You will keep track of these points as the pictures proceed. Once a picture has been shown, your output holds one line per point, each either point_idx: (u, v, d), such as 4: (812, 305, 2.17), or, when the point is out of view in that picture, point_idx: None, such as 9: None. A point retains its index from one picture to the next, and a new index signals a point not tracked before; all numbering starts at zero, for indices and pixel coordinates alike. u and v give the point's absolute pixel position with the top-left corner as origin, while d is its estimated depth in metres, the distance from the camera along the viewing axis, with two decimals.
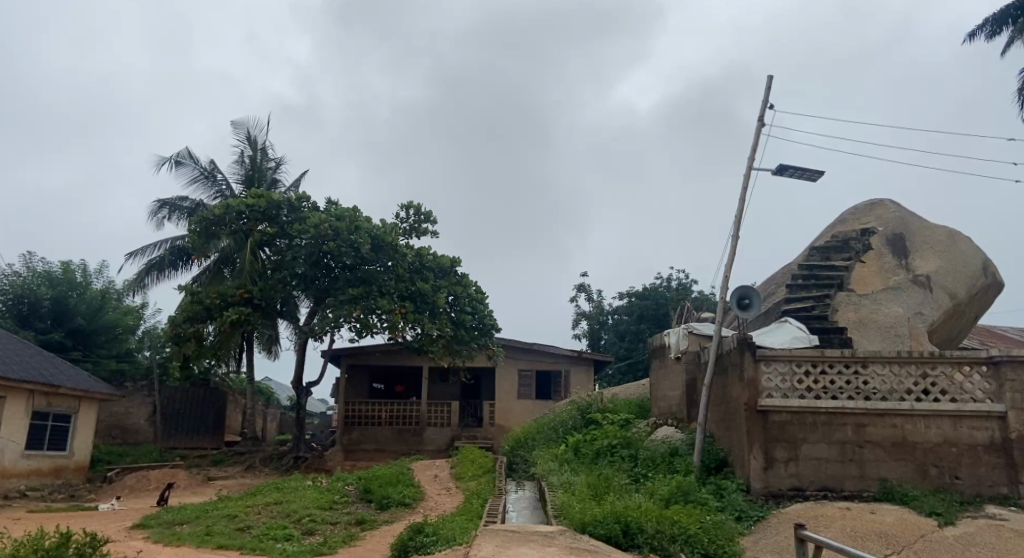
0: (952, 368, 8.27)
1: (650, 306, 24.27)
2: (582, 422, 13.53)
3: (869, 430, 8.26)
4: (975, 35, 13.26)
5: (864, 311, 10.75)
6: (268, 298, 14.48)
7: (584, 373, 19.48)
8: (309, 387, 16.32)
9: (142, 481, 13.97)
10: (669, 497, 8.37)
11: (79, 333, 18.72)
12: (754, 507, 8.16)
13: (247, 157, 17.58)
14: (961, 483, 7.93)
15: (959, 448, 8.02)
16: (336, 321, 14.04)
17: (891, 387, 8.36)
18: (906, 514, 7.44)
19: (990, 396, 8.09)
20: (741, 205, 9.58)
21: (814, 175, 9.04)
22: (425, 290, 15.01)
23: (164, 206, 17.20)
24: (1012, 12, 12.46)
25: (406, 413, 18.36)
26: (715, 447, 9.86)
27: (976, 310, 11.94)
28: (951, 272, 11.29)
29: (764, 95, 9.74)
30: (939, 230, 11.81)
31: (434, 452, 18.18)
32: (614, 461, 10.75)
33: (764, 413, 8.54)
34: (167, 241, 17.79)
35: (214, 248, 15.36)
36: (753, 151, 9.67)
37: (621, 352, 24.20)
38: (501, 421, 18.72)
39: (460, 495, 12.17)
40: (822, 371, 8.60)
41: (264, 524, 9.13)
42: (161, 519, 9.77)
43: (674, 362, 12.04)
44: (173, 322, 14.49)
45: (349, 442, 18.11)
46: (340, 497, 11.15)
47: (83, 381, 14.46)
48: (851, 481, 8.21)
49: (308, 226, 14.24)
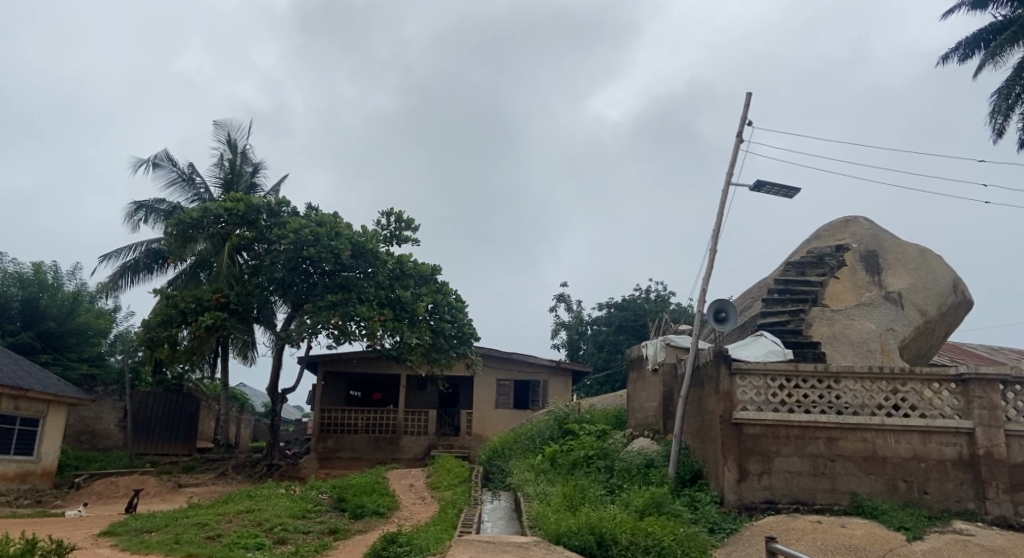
0: (923, 384, 8.41)
1: (629, 317, 24.46)
2: (559, 432, 13.49)
3: (841, 445, 8.36)
4: (947, 58, 13.50)
5: (837, 326, 10.87)
6: (244, 303, 14.24)
7: (563, 383, 19.52)
8: (285, 394, 16.10)
9: (111, 487, 13.75)
10: (642, 510, 8.39)
11: (49, 335, 18.39)
12: (726, 519, 8.25)
13: (226, 160, 17.43)
14: (929, 498, 8.06)
15: (928, 464, 8.15)
16: (313, 327, 13.91)
17: (863, 401, 8.49)
18: (875, 528, 7.54)
19: (958, 413, 8.25)
20: (719, 220, 9.68)
21: (790, 192, 9.20)
22: (405, 297, 14.89)
23: (140, 208, 16.96)
24: (984, 36, 12.71)
25: (382, 421, 18.26)
26: (690, 459, 9.96)
27: (947, 327, 12.15)
28: (922, 289, 11.46)
29: (743, 112, 9.89)
30: (911, 248, 11.98)
31: (410, 460, 18.02)
32: (590, 472, 10.78)
33: (738, 426, 8.63)
34: (142, 244, 17.51)
35: (190, 253, 15.17)
36: (732, 166, 9.79)
37: (599, 362, 24.30)
38: (478, 430, 18.64)
39: (434, 504, 12.12)
40: (796, 385, 8.70)
41: (235, 532, 9.02)
42: (128, 527, 9.61)
43: (651, 373, 12.12)
44: (146, 325, 14.31)
45: (323, 450, 17.90)
46: (313, 506, 11.05)
47: (53, 385, 14.17)
48: (823, 494, 8.30)
49: (288, 231, 14.06)
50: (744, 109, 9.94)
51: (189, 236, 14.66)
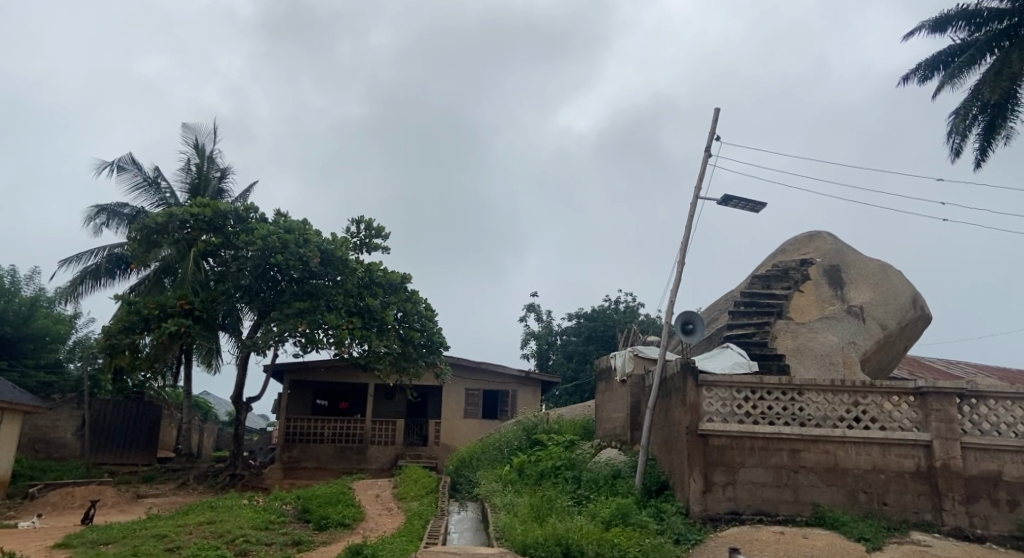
0: (882, 397, 8.56)
1: (598, 328, 24.60)
2: (527, 442, 13.47)
3: (804, 456, 8.47)
4: (907, 79, 13.80)
5: (801, 339, 11.04)
6: (209, 309, 13.98)
7: (532, 392, 19.55)
8: (250, 402, 15.81)
9: (67, 498, 13.36)
10: (608, 521, 8.40)
11: (5, 340, 17.96)
12: (692, 530, 8.26)
13: (193, 165, 17.17)
14: (889, 510, 8.20)
15: (887, 475, 8.30)
16: (280, 335, 13.70)
17: (825, 413, 8.61)
18: (836, 539, 7.64)
19: (917, 426, 8.41)
20: (687, 233, 9.79)
21: (756, 207, 9.34)
22: (373, 305, 14.76)
23: (102, 211, 16.61)
24: (943, 58, 13.05)
25: (348, 431, 18.07)
26: (656, 470, 10.02)
27: (907, 341, 12.38)
28: (882, 304, 11.68)
29: (711, 127, 10.03)
30: (873, 263, 12.23)
31: (376, 470, 17.84)
32: (558, 482, 10.79)
33: (704, 437, 8.70)
34: (104, 249, 17.14)
35: (154, 258, 14.88)
36: (700, 180, 9.91)
37: (568, 372, 24.36)
38: (446, 440, 18.54)
39: (400, 515, 12.00)
40: (761, 397, 8.81)
41: (195, 544, 8.85)
42: (84, 539, 9.35)
43: (619, 384, 12.20)
44: (106, 331, 13.96)
45: (288, 460, 17.66)
46: (277, 517, 10.88)
47: (8, 392, 13.78)
48: (786, 505, 8.40)
49: (255, 237, 13.85)
50: (712, 124, 10.08)
51: (153, 242, 14.44)
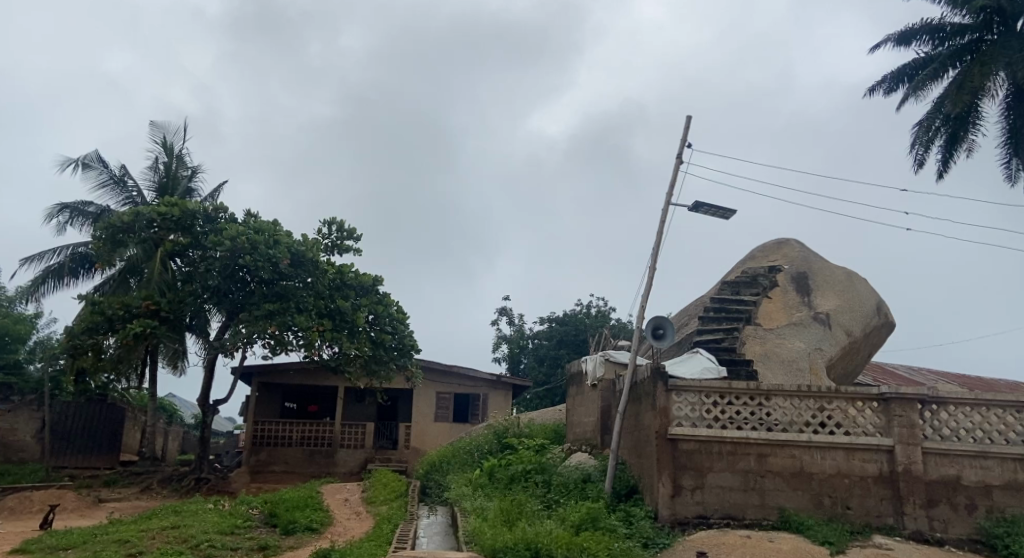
0: (847, 403, 8.67)
1: (570, 332, 24.70)
2: (498, 446, 13.45)
3: (771, 461, 8.56)
4: (873, 91, 14.02)
5: (769, 344, 11.12)
6: (177, 310, 13.75)
7: (503, 396, 19.56)
8: (218, 405, 15.57)
9: (25, 502, 13.05)
10: (578, 524, 8.41)
11: None
12: (660, 534, 8.30)
13: (161, 164, 16.92)
14: (852, 513, 8.31)
15: (851, 480, 8.41)
16: (250, 337, 13.52)
17: (791, 418, 8.71)
18: (800, 543, 7.73)
19: (880, 431, 8.54)
20: (658, 239, 9.86)
21: (725, 214, 9.44)
22: (345, 308, 14.63)
23: (65, 209, 16.28)
24: (907, 71, 13.29)
25: (318, 434, 17.87)
26: (626, 474, 10.05)
27: (870, 348, 12.57)
28: (848, 311, 11.84)
29: (683, 134, 10.12)
30: (839, 271, 12.43)
31: (346, 474, 17.71)
32: (528, 487, 10.76)
33: (673, 441, 8.75)
34: (67, 247, 16.79)
35: (119, 258, 14.61)
36: (672, 186, 9.99)
37: (540, 376, 24.42)
38: (416, 444, 18.45)
39: (370, 519, 11.92)
40: (729, 402, 8.88)
41: (158, 549, 8.69)
42: (42, 545, 9.12)
43: (590, 389, 12.23)
44: (69, 332, 13.68)
45: (256, 463, 17.42)
46: (243, 521, 10.74)
47: None
48: (752, 509, 8.48)
49: (226, 238, 13.68)
50: (684, 131, 10.17)
51: (119, 241, 14.18)
